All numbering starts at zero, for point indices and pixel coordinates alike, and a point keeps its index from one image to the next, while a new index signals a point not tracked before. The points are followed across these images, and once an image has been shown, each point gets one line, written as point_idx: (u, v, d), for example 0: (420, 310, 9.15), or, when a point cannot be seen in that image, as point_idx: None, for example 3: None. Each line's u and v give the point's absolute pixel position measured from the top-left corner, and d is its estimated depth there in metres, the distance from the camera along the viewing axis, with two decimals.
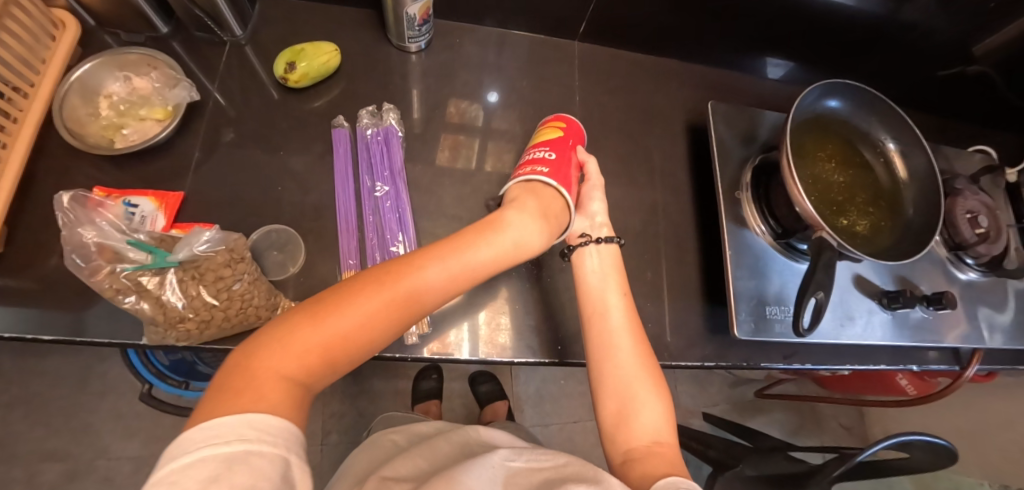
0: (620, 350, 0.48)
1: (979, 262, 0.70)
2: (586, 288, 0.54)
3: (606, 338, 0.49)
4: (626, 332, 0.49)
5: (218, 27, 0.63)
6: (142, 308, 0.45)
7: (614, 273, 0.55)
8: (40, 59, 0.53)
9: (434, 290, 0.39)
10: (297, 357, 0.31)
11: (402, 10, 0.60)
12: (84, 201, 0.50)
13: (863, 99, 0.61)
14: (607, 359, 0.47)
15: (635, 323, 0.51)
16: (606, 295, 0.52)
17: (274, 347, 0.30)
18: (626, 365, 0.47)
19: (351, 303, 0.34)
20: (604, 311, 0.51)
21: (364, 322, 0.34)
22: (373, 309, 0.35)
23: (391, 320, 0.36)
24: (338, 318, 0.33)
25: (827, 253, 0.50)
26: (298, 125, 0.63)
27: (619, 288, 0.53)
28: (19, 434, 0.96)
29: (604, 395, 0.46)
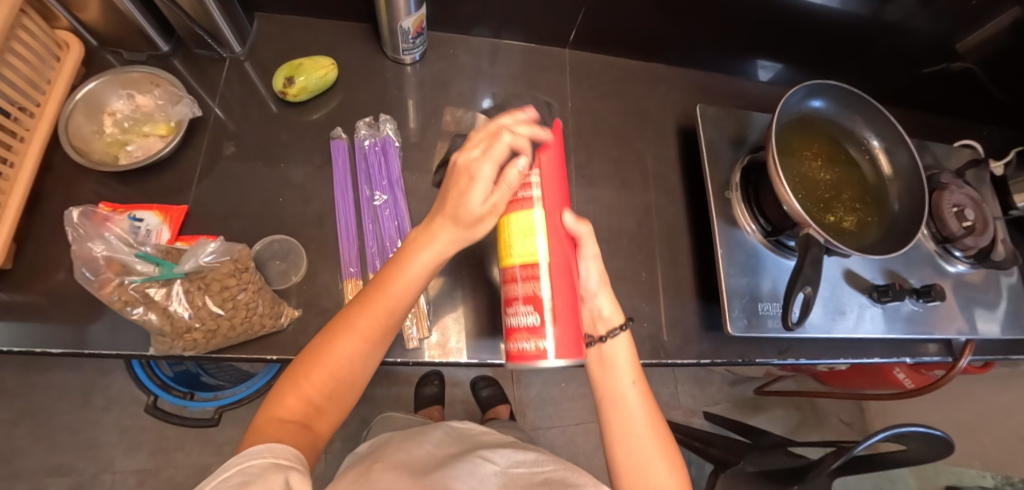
0: (637, 431, 0.47)
1: (967, 254, 0.72)
2: (599, 373, 0.50)
3: (624, 423, 0.48)
4: (645, 416, 0.48)
5: (217, 45, 0.65)
6: (150, 319, 0.47)
7: (628, 364, 0.51)
8: (45, 79, 0.55)
9: (405, 303, 0.41)
10: (295, 405, 0.39)
11: (396, 23, 0.61)
12: (92, 216, 0.52)
13: (847, 99, 0.63)
14: (623, 447, 0.47)
15: (651, 404, 0.50)
16: (620, 383, 0.49)
17: (286, 392, 0.40)
18: (647, 452, 0.46)
19: (331, 348, 0.40)
20: (617, 399, 0.49)
21: (340, 374, 0.40)
22: (338, 363, 0.40)
23: (368, 361, 0.42)
24: (310, 378, 0.40)
25: (814, 249, 0.51)
26: (299, 138, 0.65)
27: (630, 367, 0.50)
28: (23, 450, 0.97)
29: (618, 476, 0.46)
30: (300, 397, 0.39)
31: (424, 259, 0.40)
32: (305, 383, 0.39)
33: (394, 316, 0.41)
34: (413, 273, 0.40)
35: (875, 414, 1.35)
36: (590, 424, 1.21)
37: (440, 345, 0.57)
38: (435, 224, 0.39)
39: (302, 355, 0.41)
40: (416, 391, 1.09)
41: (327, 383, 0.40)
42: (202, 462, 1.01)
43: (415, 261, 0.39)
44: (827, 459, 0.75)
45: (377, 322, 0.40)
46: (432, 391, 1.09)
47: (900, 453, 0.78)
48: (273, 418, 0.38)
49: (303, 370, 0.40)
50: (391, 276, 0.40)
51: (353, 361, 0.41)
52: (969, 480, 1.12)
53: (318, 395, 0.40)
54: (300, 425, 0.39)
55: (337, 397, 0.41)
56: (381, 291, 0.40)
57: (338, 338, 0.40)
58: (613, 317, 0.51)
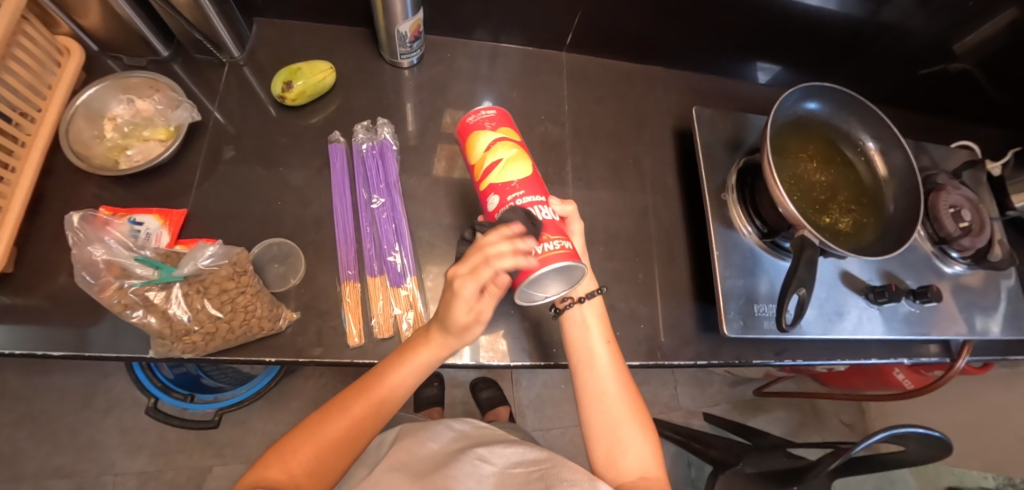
0: (610, 395, 0.48)
1: (964, 255, 0.72)
2: (571, 335, 0.51)
3: (596, 385, 0.48)
4: (617, 380, 0.49)
5: (217, 50, 0.66)
6: (149, 322, 0.47)
7: (598, 324, 0.51)
8: (46, 85, 0.55)
9: (403, 392, 0.47)
10: (284, 471, 0.41)
11: (393, 28, 0.62)
12: (93, 220, 0.52)
13: (843, 101, 0.63)
14: (596, 406, 0.48)
15: (622, 367, 0.50)
16: (590, 343, 0.50)
17: (285, 455, 0.42)
18: (616, 413, 0.48)
19: (325, 429, 0.43)
20: (590, 361, 0.49)
21: (332, 442, 0.43)
22: (344, 431, 0.44)
23: (359, 437, 0.45)
24: (301, 449, 0.42)
25: (809, 250, 0.51)
26: (297, 141, 0.65)
27: (601, 331, 0.51)
28: (25, 452, 0.97)
29: (592, 438, 0.48)
30: (291, 467, 0.41)
31: (413, 372, 0.46)
32: (295, 453, 0.42)
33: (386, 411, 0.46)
34: (400, 383, 0.46)
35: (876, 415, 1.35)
36: None
37: None
38: (418, 350, 0.46)
39: (298, 429, 0.45)
40: (416, 393, 1.10)
41: (314, 464, 0.42)
42: (203, 464, 1.02)
43: (411, 361, 0.46)
44: (826, 460, 0.75)
45: (377, 404, 0.45)
46: (431, 393, 1.09)
47: (898, 454, 0.78)
48: (254, 488, 0.39)
49: (303, 439, 0.43)
50: (393, 370, 0.46)
51: (347, 437, 0.44)
52: (970, 481, 1.13)
53: (308, 461, 0.42)
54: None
55: (322, 475, 0.42)
56: (381, 379, 0.45)
57: (336, 415, 0.45)
58: (584, 286, 0.52)
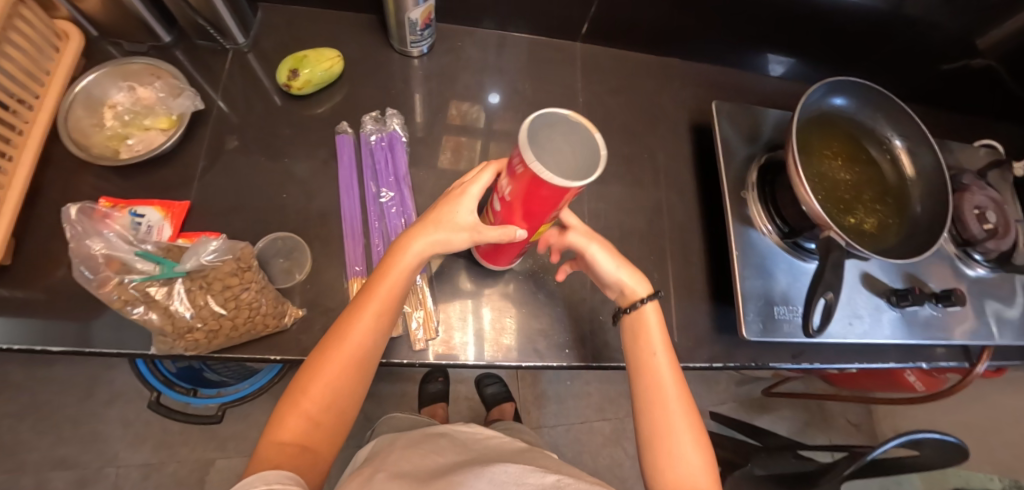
0: (667, 403, 0.45)
1: (987, 258, 0.70)
2: (629, 337, 0.49)
3: (653, 387, 0.46)
4: (675, 381, 0.46)
5: (221, 36, 0.63)
6: (150, 318, 0.45)
7: (657, 327, 0.49)
8: (44, 71, 0.53)
9: (380, 325, 0.42)
10: (296, 424, 0.39)
11: (404, 15, 0.59)
12: (91, 212, 0.50)
13: (870, 96, 0.61)
14: (657, 411, 0.45)
15: (678, 374, 0.47)
16: (649, 347, 0.47)
17: (296, 401, 0.39)
18: (675, 419, 0.44)
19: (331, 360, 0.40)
20: (646, 367, 0.47)
21: (335, 382, 0.40)
22: (331, 390, 0.40)
23: (362, 369, 0.42)
24: (313, 389, 0.39)
25: (836, 252, 0.49)
26: (303, 132, 0.63)
27: (660, 337, 0.48)
28: (27, 443, 0.97)
29: (646, 445, 0.45)
30: (298, 414, 0.39)
31: (407, 265, 0.42)
32: (305, 396, 0.39)
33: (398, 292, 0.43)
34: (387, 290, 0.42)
35: (883, 416, 1.33)
36: (595, 423, 1.20)
37: (445, 342, 0.56)
38: (439, 215, 0.43)
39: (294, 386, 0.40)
40: (421, 388, 1.08)
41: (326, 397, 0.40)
42: (207, 456, 1.01)
43: (402, 260, 0.42)
44: (841, 464, 0.73)
45: (365, 339, 0.41)
46: (436, 388, 1.08)
47: (912, 458, 0.76)
48: (267, 445, 0.38)
49: (306, 383, 0.40)
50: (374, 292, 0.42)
51: (356, 359, 0.41)
52: (977, 484, 1.08)
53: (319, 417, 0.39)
54: (300, 449, 0.38)
55: (336, 413, 0.40)
56: (372, 291, 0.42)
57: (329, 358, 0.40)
58: (638, 287, 0.48)
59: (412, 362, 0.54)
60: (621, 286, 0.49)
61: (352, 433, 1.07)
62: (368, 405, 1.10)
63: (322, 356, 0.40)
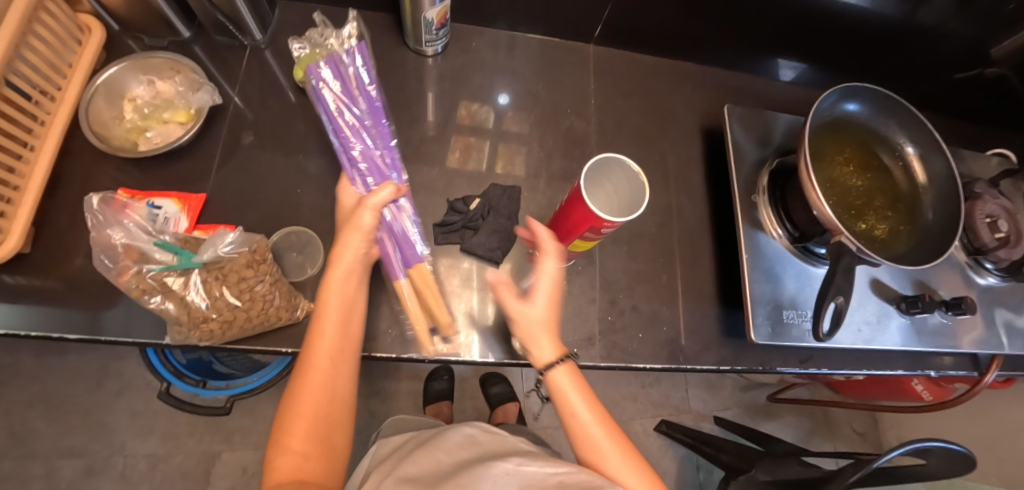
0: (605, 453, 0.46)
1: (999, 266, 0.69)
2: (552, 399, 0.49)
3: (586, 450, 0.47)
4: (606, 436, 0.47)
5: (238, 32, 0.64)
6: (167, 308, 0.46)
7: (572, 388, 0.48)
8: (66, 64, 0.55)
9: (343, 341, 0.46)
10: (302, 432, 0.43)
11: (419, 14, 0.60)
12: (111, 202, 0.51)
13: (883, 103, 0.61)
14: (598, 463, 0.46)
15: (604, 421, 0.48)
16: (570, 405, 0.48)
17: (289, 427, 0.43)
18: (617, 476, 0.45)
19: (309, 377, 0.44)
20: (579, 426, 0.47)
21: (317, 419, 0.44)
22: (321, 398, 0.44)
23: (341, 396, 0.46)
24: (300, 405, 0.44)
25: (846, 258, 0.49)
26: (317, 128, 0.64)
27: (579, 393, 0.48)
28: (37, 431, 0.98)
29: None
30: (297, 427, 0.43)
31: (351, 280, 0.47)
32: (297, 414, 0.44)
33: (355, 317, 0.47)
34: (331, 322, 0.45)
35: (889, 425, 1.32)
36: None
37: (451, 343, 0.56)
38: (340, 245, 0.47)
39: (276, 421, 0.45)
40: (426, 386, 1.09)
41: (320, 404, 0.44)
42: (212, 448, 1.02)
43: (334, 286, 0.46)
44: (846, 471, 0.73)
45: (327, 372, 0.45)
46: (441, 387, 1.08)
47: (919, 467, 0.76)
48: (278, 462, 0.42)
49: (296, 402, 0.44)
50: (323, 319, 0.45)
51: (336, 372, 0.45)
52: None
53: (308, 442, 0.43)
54: (307, 454, 0.43)
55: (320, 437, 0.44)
56: (323, 306, 0.46)
57: (296, 392, 0.44)
58: (546, 353, 0.48)
59: (423, 357, 0.55)
60: (528, 346, 0.49)
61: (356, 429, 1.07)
62: (373, 401, 1.10)
63: (300, 381, 0.44)
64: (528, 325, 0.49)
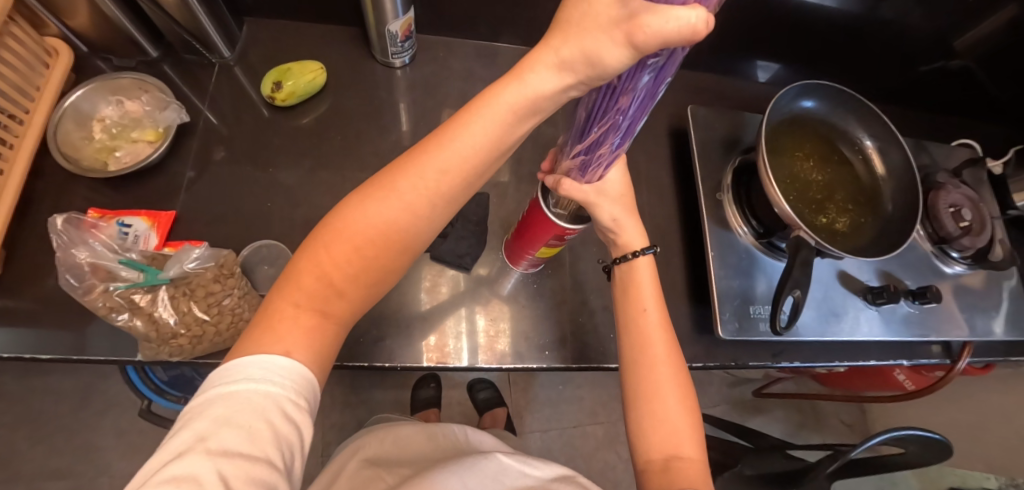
0: (660, 366, 0.43)
1: (964, 255, 0.71)
2: (625, 295, 0.47)
3: (642, 350, 0.44)
4: (665, 343, 0.44)
5: (206, 50, 0.65)
6: (134, 325, 0.47)
7: (649, 291, 0.46)
8: (35, 87, 0.55)
9: (448, 189, 0.33)
10: (311, 282, 0.33)
11: (383, 27, 0.61)
12: (78, 223, 0.52)
13: (839, 98, 0.62)
14: (644, 375, 0.43)
15: (672, 339, 0.45)
16: (643, 304, 0.45)
17: (302, 266, 0.33)
18: (662, 380, 0.43)
19: (358, 221, 0.33)
20: (639, 331, 0.45)
21: (332, 280, 0.33)
22: (366, 253, 0.33)
23: (390, 265, 0.35)
24: (334, 249, 0.33)
25: (804, 251, 0.51)
26: (289, 142, 0.65)
27: (654, 299, 0.46)
28: (22, 453, 0.97)
29: (633, 397, 0.44)
30: (311, 275, 0.33)
31: (480, 124, 0.31)
32: (328, 252, 0.33)
33: (471, 177, 0.34)
34: (459, 151, 0.32)
35: (876, 415, 1.34)
36: (588, 427, 1.20)
37: (435, 350, 0.57)
38: (524, 61, 0.29)
39: (334, 212, 0.34)
40: (413, 394, 1.09)
41: (354, 262, 0.33)
42: None
43: (488, 115, 0.31)
44: (824, 463, 0.75)
45: (405, 212, 0.33)
46: (428, 394, 1.08)
47: (899, 456, 0.76)
48: (271, 313, 0.32)
49: (328, 242, 0.33)
50: (447, 148, 0.32)
51: (405, 235, 0.34)
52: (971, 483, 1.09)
53: (325, 285, 0.33)
54: (312, 316, 0.33)
55: (365, 281, 0.35)
56: (430, 149, 0.33)
57: (369, 199, 0.33)
58: (636, 239, 0.47)
59: (393, 365, 0.55)
60: (618, 231, 0.46)
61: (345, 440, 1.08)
62: (360, 410, 1.11)
63: (346, 215, 0.33)
64: (607, 208, 0.43)
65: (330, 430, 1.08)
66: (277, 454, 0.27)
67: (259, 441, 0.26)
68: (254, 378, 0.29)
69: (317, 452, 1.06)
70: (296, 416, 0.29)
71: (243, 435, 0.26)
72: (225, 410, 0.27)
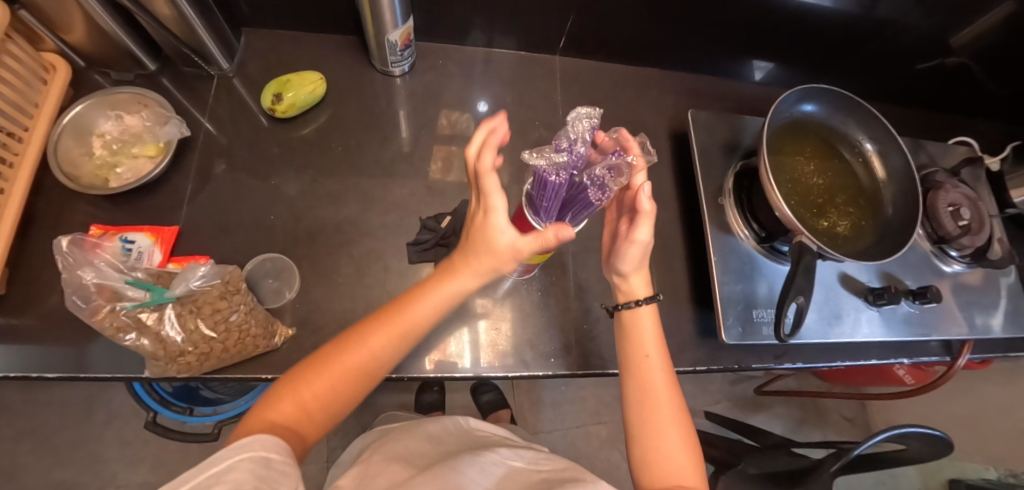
0: (662, 405, 0.45)
1: (963, 254, 0.71)
2: (627, 337, 0.49)
3: (643, 388, 0.46)
4: (666, 385, 0.47)
5: (205, 63, 0.65)
6: (142, 344, 0.47)
7: (654, 339, 0.49)
8: (33, 103, 0.55)
9: (404, 344, 0.43)
10: (292, 409, 0.38)
11: (383, 37, 0.61)
12: (83, 243, 0.52)
13: (839, 103, 0.63)
14: (647, 413, 0.45)
15: (672, 377, 0.48)
16: (645, 346, 0.48)
17: (284, 397, 0.39)
18: (663, 420, 0.45)
19: (340, 363, 0.41)
20: (644, 372, 0.47)
21: (309, 407, 0.39)
22: (337, 388, 0.40)
23: (349, 400, 0.42)
24: (316, 381, 0.40)
25: (807, 256, 0.51)
26: (289, 153, 0.65)
27: (656, 340, 0.49)
28: (26, 465, 0.97)
29: (636, 435, 0.45)
30: (294, 403, 0.39)
31: (432, 293, 0.43)
32: (311, 383, 0.40)
33: (417, 333, 0.44)
34: (418, 309, 0.42)
35: (876, 409, 1.35)
36: (591, 427, 1.21)
37: (440, 349, 0.58)
38: (461, 257, 0.43)
39: (314, 356, 0.42)
40: (416, 398, 1.09)
41: (328, 396, 0.40)
42: None
43: (440, 292, 0.43)
44: (829, 461, 0.77)
45: (374, 362, 0.42)
46: (432, 398, 1.08)
47: (900, 453, 0.77)
48: (249, 426, 0.36)
49: (312, 375, 0.40)
50: (410, 306, 0.43)
51: (365, 381, 0.42)
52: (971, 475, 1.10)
53: (303, 411, 0.39)
54: (289, 434, 0.38)
55: (332, 412, 0.41)
56: (401, 310, 0.42)
57: (346, 347, 0.41)
58: (640, 288, 0.50)
59: (400, 376, 0.55)
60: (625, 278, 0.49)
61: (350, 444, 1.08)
62: (364, 415, 1.11)
63: (330, 355, 0.41)
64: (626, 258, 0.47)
65: (334, 435, 1.08)
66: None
67: (245, 484, 0.28)
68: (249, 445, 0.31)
69: (322, 458, 1.06)
70: (275, 463, 0.31)
71: (238, 480, 0.28)
72: (212, 474, 0.29)
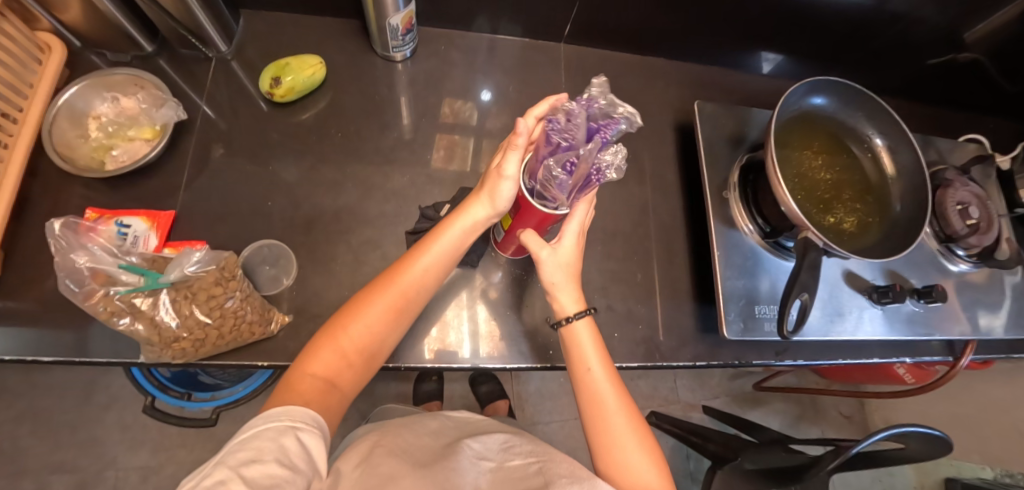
0: (613, 416, 0.45)
1: (970, 253, 0.70)
2: (570, 352, 0.49)
3: (593, 404, 0.46)
4: (616, 395, 0.47)
5: (203, 45, 0.64)
6: (136, 329, 0.46)
7: (594, 347, 0.49)
8: (27, 84, 0.54)
9: (424, 287, 0.46)
10: (327, 359, 0.42)
11: (385, 21, 0.60)
12: (75, 227, 0.51)
13: (849, 96, 0.61)
14: (600, 427, 0.45)
15: (622, 388, 0.47)
16: (589, 361, 0.48)
17: (318, 350, 0.43)
18: (617, 431, 0.45)
19: (365, 312, 0.44)
20: (590, 387, 0.47)
21: (343, 357, 0.43)
22: (366, 337, 0.44)
23: (382, 348, 0.46)
24: (346, 333, 0.43)
25: (812, 253, 0.50)
26: (288, 139, 0.64)
27: (596, 351, 0.48)
28: (26, 447, 0.98)
29: (597, 453, 0.45)
30: (328, 354, 0.43)
31: (446, 231, 0.46)
32: (341, 334, 0.43)
33: (436, 277, 0.47)
34: (432, 253, 0.46)
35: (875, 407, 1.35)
36: None
37: (439, 339, 0.57)
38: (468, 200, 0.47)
39: (340, 312, 0.45)
40: (415, 387, 1.09)
41: (359, 344, 0.44)
42: (204, 459, 1.02)
43: (452, 230, 0.46)
44: (826, 458, 0.74)
45: (398, 304, 0.45)
46: (430, 387, 1.08)
47: (899, 451, 0.77)
48: (292, 382, 0.41)
49: (339, 327, 0.44)
50: (425, 253, 0.46)
51: (394, 325, 0.46)
52: (968, 474, 1.10)
53: (337, 361, 0.43)
54: (327, 384, 0.42)
55: (367, 358, 0.45)
56: (417, 257, 0.46)
57: (369, 299, 0.45)
58: (570, 305, 0.49)
59: (398, 365, 0.55)
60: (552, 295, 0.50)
61: (349, 432, 1.09)
62: (363, 404, 1.11)
63: (354, 310, 0.44)
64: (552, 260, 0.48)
65: None
66: (287, 460, 0.33)
67: (265, 453, 0.32)
68: (280, 417, 0.36)
69: None
70: (299, 433, 0.36)
71: (253, 449, 0.33)
72: (243, 440, 0.34)
